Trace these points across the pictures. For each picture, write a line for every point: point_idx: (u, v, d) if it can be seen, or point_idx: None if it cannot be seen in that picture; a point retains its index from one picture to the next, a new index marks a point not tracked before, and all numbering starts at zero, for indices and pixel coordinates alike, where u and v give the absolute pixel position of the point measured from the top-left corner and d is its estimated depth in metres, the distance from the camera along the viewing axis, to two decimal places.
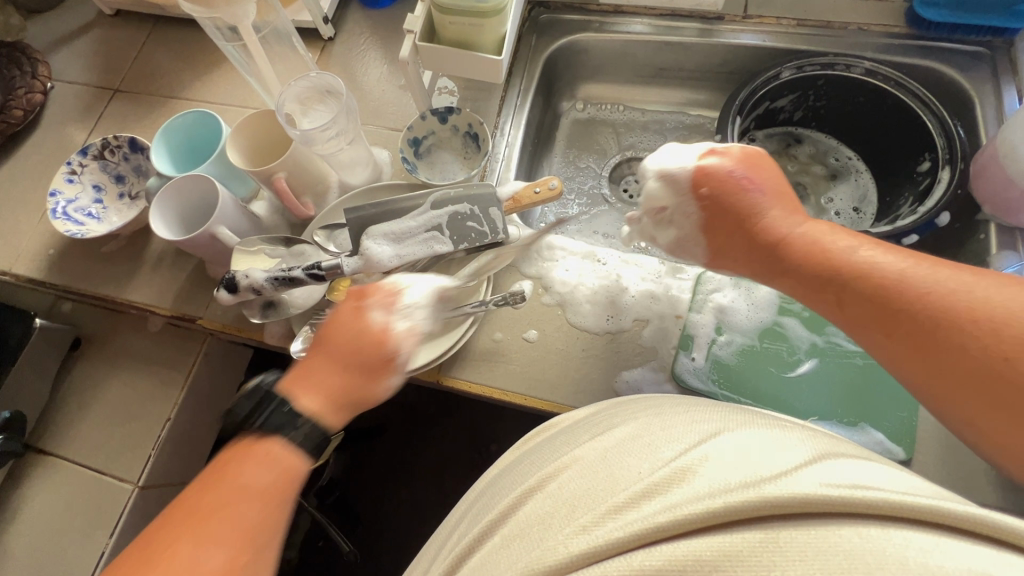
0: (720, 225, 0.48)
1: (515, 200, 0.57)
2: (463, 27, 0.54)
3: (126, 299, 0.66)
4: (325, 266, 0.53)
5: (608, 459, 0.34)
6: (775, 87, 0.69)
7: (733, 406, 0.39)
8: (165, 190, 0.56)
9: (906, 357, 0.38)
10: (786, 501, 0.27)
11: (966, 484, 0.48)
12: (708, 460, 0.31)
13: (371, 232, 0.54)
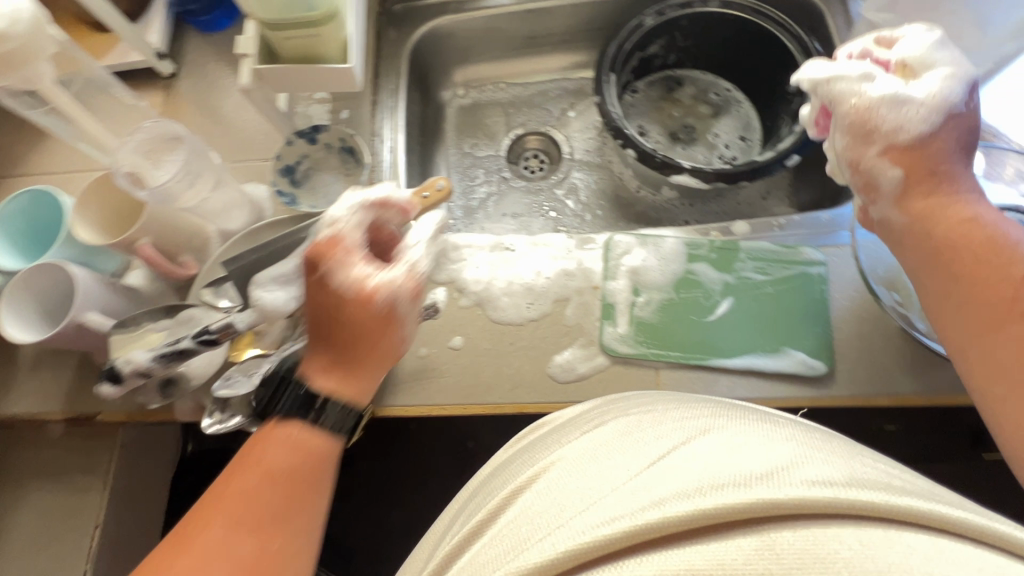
0: (936, 145, 0.43)
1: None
2: (300, 40, 0.49)
3: (9, 413, 0.59)
4: (215, 328, 0.48)
5: (601, 461, 0.36)
6: (641, 36, 0.68)
7: (722, 404, 0.41)
8: (11, 289, 0.49)
9: (970, 320, 0.40)
10: (782, 500, 0.28)
11: (884, 380, 0.51)
12: (698, 456, 0.33)
13: (258, 280, 0.50)
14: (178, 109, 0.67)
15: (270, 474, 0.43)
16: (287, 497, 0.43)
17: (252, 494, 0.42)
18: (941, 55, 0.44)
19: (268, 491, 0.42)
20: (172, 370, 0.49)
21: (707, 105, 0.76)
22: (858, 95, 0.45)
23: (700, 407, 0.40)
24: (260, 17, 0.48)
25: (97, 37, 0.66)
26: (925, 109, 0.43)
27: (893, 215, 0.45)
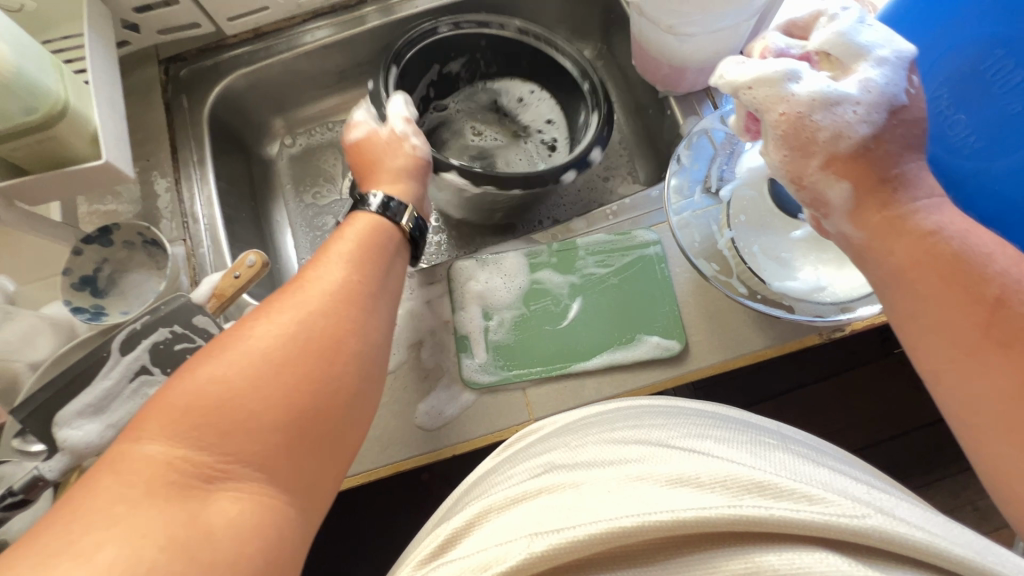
0: (882, 149, 0.39)
1: (218, 295, 0.50)
2: (36, 147, 0.44)
3: None
4: (15, 487, 0.43)
5: (587, 478, 0.31)
6: (425, 56, 0.64)
7: (716, 417, 0.38)
8: None
9: (946, 345, 0.35)
10: (781, 522, 0.26)
11: (736, 341, 0.51)
12: (692, 471, 0.29)
13: (58, 420, 0.45)
14: None
15: (318, 289, 0.40)
16: (321, 316, 0.38)
17: (281, 326, 0.37)
18: (859, 38, 0.38)
19: (303, 330, 0.37)
20: None
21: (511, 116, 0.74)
22: (786, 101, 0.38)
23: (691, 419, 0.37)
24: None
25: None
26: (862, 107, 0.38)
27: (849, 225, 0.40)
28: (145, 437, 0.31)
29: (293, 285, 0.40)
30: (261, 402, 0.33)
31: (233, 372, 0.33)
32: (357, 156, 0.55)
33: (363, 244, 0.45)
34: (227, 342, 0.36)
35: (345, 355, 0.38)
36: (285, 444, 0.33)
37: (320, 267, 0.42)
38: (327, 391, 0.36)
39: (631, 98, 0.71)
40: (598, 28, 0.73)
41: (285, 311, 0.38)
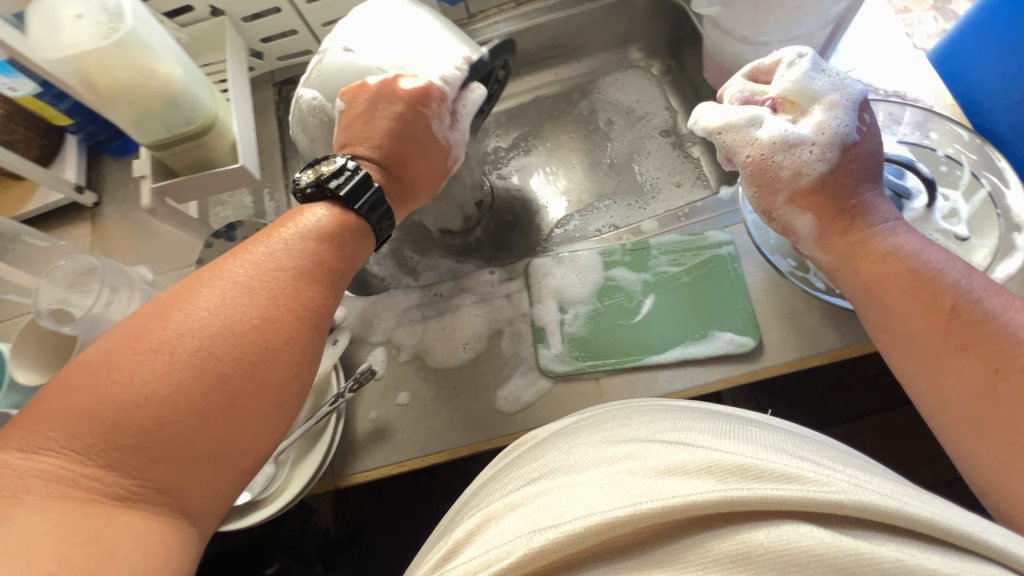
0: (838, 182, 0.44)
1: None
2: (189, 152, 0.52)
3: None
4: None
5: (570, 485, 0.31)
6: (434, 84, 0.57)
7: (703, 410, 0.38)
8: None
9: (913, 351, 0.39)
10: (751, 504, 0.26)
11: (812, 339, 0.52)
12: (666, 471, 0.29)
13: None
14: (107, 235, 0.69)
15: (265, 289, 0.39)
16: (257, 321, 0.37)
17: (213, 328, 0.36)
18: (815, 82, 0.44)
19: (231, 334, 0.36)
20: None
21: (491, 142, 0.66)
22: (751, 144, 0.45)
23: (672, 415, 0.37)
24: (145, 142, 0.51)
25: (16, 186, 0.69)
26: (817, 147, 0.43)
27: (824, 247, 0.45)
28: (62, 445, 0.31)
29: (237, 276, 0.39)
30: (183, 412, 0.33)
31: (150, 378, 0.33)
32: (407, 121, 0.48)
33: (324, 239, 0.43)
34: (153, 337, 0.35)
35: (284, 376, 0.37)
36: (200, 460, 0.34)
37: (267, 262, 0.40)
38: (243, 408, 0.35)
39: None
40: (670, 44, 0.76)
41: (220, 307, 0.37)
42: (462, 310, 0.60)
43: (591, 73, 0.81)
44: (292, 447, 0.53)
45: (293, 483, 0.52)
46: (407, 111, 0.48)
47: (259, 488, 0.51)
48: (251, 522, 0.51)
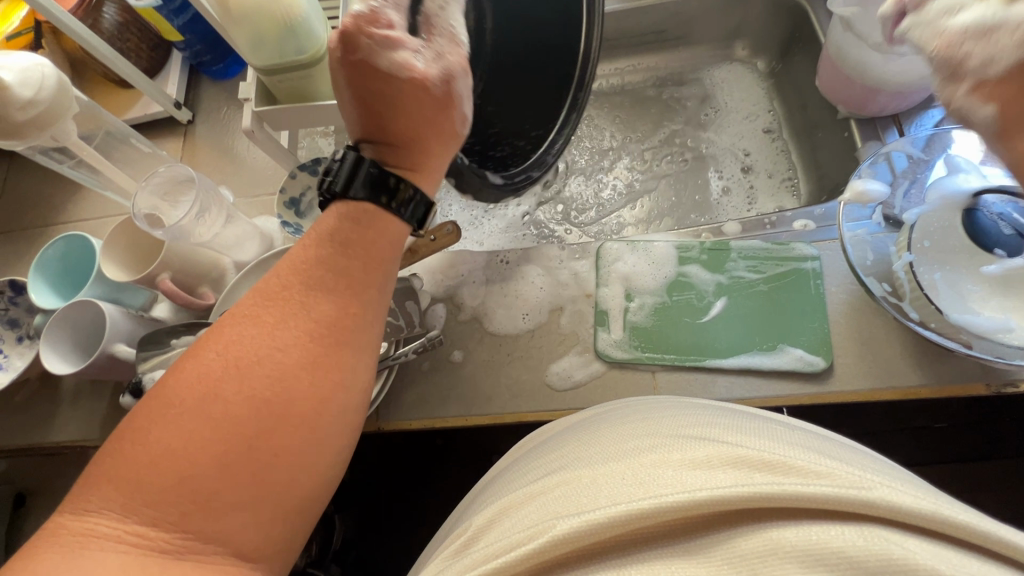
0: None
1: (412, 251, 0.56)
2: (294, 82, 0.54)
3: (53, 439, 0.64)
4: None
5: (591, 478, 0.31)
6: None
7: (731, 412, 0.38)
8: (49, 325, 0.54)
9: None
10: (779, 499, 0.26)
11: (889, 371, 0.49)
12: (694, 461, 0.30)
13: None
14: (197, 153, 0.72)
15: (283, 326, 0.36)
16: (265, 352, 0.35)
17: (229, 373, 0.34)
18: None
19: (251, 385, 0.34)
20: None
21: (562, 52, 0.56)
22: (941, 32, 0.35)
23: (705, 413, 0.38)
24: (257, 65, 0.52)
25: (123, 93, 0.73)
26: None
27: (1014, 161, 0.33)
28: (118, 510, 0.31)
29: (252, 314, 0.36)
30: (208, 467, 0.32)
31: (166, 437, 0.32)
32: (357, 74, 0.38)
33: (347, 247, 0.38)
34: (167, 398, 0.33)
35: (313, 413, 0.35)
36: (237, 506, 0.32)
37: (285, 295, 0.37)
38: (270, 449, 0.33)
39: (803, 119, 0.70)
40: (779, 44, 0.73)
41: (239, 347, 0.35)
42: (529, 280, 0.59)
43: (688, 64, 0.78)
44: None
45: None
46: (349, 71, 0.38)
47: None
48: None
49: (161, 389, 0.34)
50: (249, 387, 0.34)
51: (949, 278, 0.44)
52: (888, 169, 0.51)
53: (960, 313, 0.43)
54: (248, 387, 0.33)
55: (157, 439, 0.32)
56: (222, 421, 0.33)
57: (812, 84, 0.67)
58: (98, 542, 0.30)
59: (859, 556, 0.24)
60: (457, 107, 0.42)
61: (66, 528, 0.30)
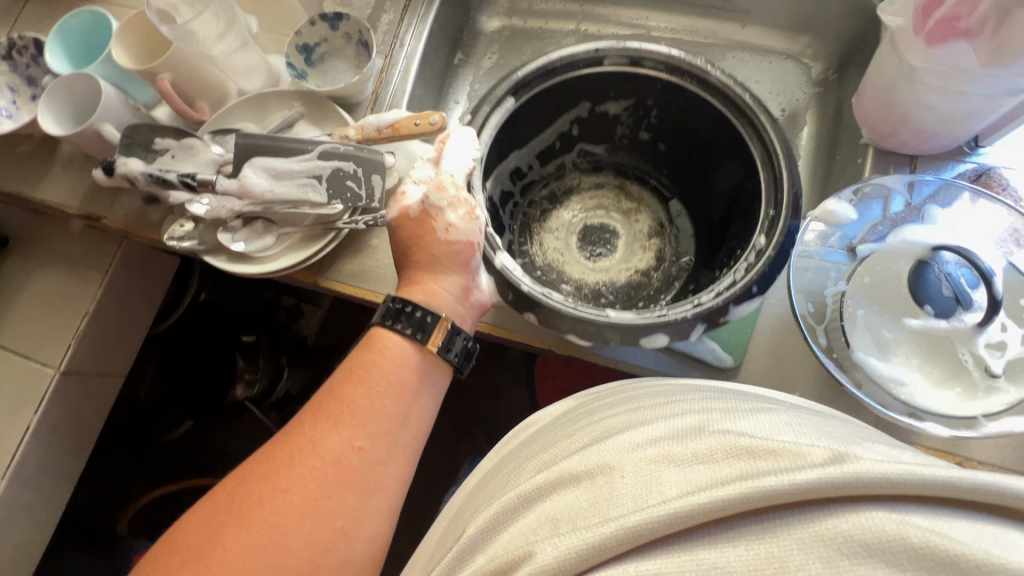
0: None
1: (394, 128, 0.57)
2: None
3: (41, 197, 0.69)
4: (198, 178, 0.55)
5: (599, 476, 0.33)
6: (529, 147, 0.62)
7: (713, 389, 0.41)
8: (51, 85, 0.58)
9: None
10: (788, 494, 0.27)
11: (786, 390, 0.50)
12: (695, 457, 0.31)
13: (252, 161, 0.55)
14: None
15: (307, 464, 0.43)
16: (333, 451, 0.44)
17: (256, 518, 0.41)
18: None
19: (268, 513, 0.41)
20: (154, 189, 0.56)
21: (728, 161, 0.55)
22: None
23: (697, 393, 0.40)
24: None
25: None
26: None
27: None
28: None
29: (280, 462, 0.44)
30: (280, 566, 0.40)
31: (229, 554, 0.40)
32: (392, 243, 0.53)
33: (393, 370, 0.47)
34: (230, 525, 0.41)
35: (348, 471, 0.44)
36: (320, 550, 0.42)
37: (327, 425, 0.45)
38: (333, 509, 0.43)
39: (832, 137, 0.67)
40: (841, 53, 0.69)
41: (252, 494, 0.42)
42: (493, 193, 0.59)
43: (743, 46, 0.74)
44: (296, 233, 0.58)
45: (278, 261, 0.58)
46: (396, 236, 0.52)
47: (254, 247, 0.58)
48: (238, 268, 0.58)
49: (229, 486, 0.44)
50: (316, 471, 0.43)
51: (869, 318, 0.45)
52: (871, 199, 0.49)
53: (861, 348, 0.44)
54: (310, 488, 0.43)
55: (227, 551, 0.40)
56: (292, 509, 0.42)
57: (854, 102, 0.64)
58: None
59: (854, 537, 0.26)
60: (436, 216, 0.49)
61: None
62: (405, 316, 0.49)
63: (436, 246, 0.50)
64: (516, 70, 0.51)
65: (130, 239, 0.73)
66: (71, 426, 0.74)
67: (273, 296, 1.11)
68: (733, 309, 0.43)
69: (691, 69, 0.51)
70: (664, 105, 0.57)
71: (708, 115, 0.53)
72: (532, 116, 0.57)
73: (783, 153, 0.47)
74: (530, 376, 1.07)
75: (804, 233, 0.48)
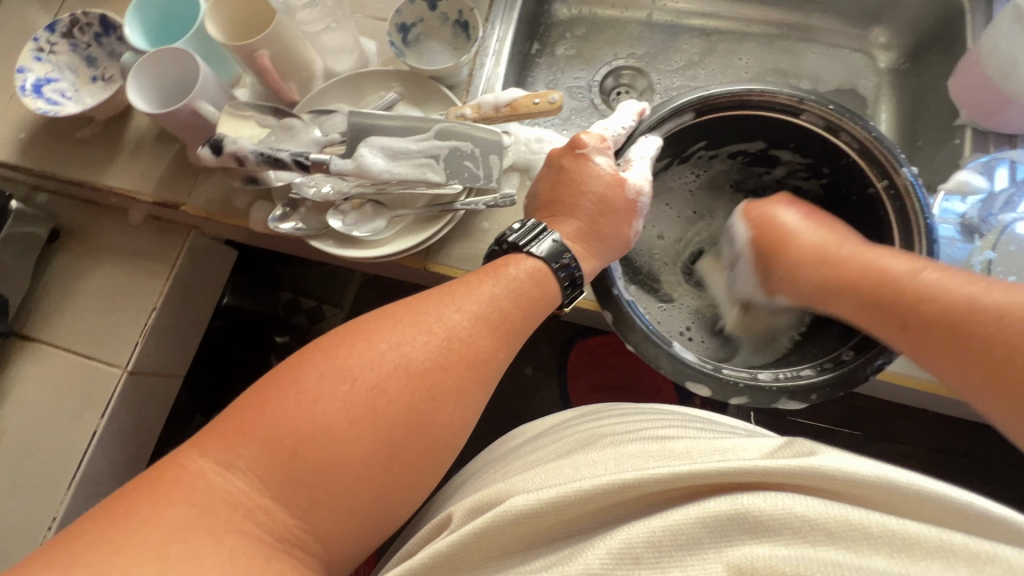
0: None
1: (513, 107, 0.56)
2: None
3: (105, 185, 0.64)
4: (311, 157, 0.51)
5: (593, 459, 0.34)
6: (686, 156, 0.61)
7: (712, 419, 0.43)
8: (140, 62, 0.54)
9: None
10: (755, 474, 0.29)
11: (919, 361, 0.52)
12: (692, 450, 0.33)
13: (369, 141, 0.53)
14: None
15: (456, 343, 0.40)
16: (449, 334, 0.40)
17: (401, 375, 0.37)
18: None
19: (414, 380, 0.37)
20: (262, 170, 0.53)
21: (867, 246, 0.54)
22: None
23: (698, 419, 0.42)
24: None
25: None
26: None
27: (879, 263, 0.43)
28: (245, 465, 0.33)
29: (436, 325, 0.40)
30: (361, 439, 0.35)
31: (329, 410, 0.34)
32: (575, 170, 0.50)
33: (538, 282, 0.45)
34: (338, 363, 0.36)
35: (473, 353, 0.40)
36: (394, 445, 0.36)
37: (450, 301, 0.42)
38: (435, 407, 0.38)
39: (910, 126, 0.69)
40: (914, 43, 0.71)
41: (402, 348, 0.38)
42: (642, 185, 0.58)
43: (815, 36, 0.76)
44: (409, 216, 0.56)
45: (392, 245, 0.55)
46: (565, 157, 0.51)
47: (366, 232, 0.55)
48: (346, 253, 0.55)
49: (327, 334, 0.40)
50: (428, 344, 0.39)
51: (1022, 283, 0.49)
52: (1003, 171, 0.53)
53: None
54: (424, 352, 0.38)
55: (317, 395, 0.35)
56: (394, 373, 0.37)
57: (939, 91, 0.66)
58: (268, 426, 0.34)
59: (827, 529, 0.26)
60: (627, 186, 0.50)
61: (258, 420, 0.34)
62: (565, 261, 0.46)
63: (618, 234, 0.50)
64: (710, 88, 0.51)
65: (198, 231, 0.69)
66: (131, 430, 0.69)
67: (290, 299, 1.09)
68: (785, 400, 0.46)
69: (885, 163, 0.48)
70: (837, 180, 0.56)
71: (872, 202, 0.52)
72: (699, 135, 0.57)
73: (928, 238, 0.46)
74: (563, 371, 1.05)
75: (943, 208, 0.53)
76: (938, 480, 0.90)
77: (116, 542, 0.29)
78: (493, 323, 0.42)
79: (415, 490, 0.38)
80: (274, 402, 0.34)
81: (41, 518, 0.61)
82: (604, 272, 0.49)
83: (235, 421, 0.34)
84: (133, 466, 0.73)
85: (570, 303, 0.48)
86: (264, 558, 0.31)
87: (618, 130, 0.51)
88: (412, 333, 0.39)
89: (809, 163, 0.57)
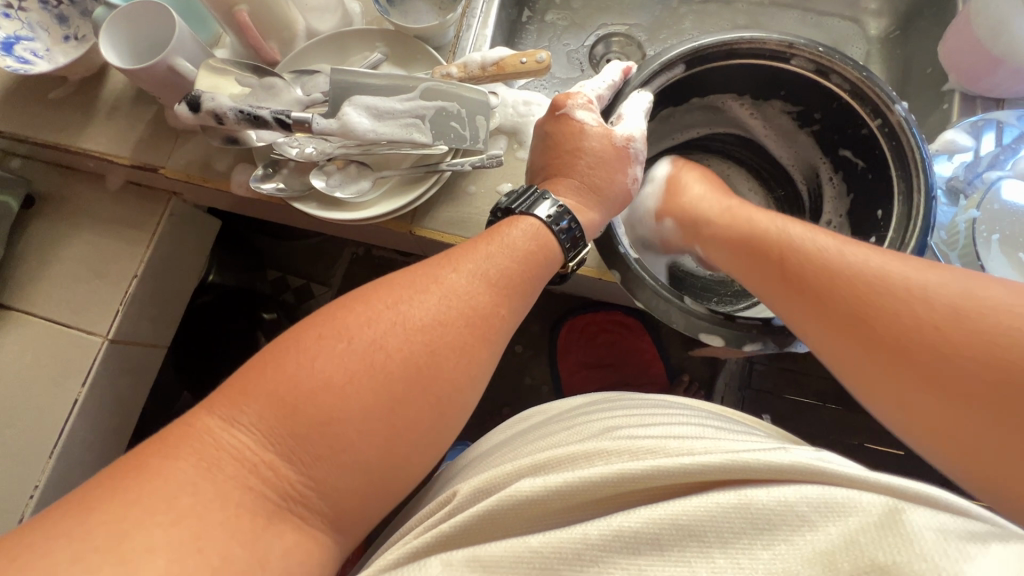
0: None
1: (500, 66, 0.56)
2: None
3: (81, 147, 0.62)
4: (293, 115, 0.50)
5: (588, 448, 0.34)
6: (678, 109, 0.61)
7: (717, 413, 0.43)
8: (113, 16, 0.52)
9: None
10: (754, 467, 0.29)
11: None
12: (692, 443, 0.33)
13: (353, 100, 0.52)
14: None
15: (455, 301, 0.39)
16: (447, 296, 0.39)
17: (401, 333, 0.36)
18: None
19: (413, 335, 0.37)
20: (243, 129, 0.52)
21: (863, 190, 0.55)
22: None
23: (698, 413, 0.41)
24: None
25: None
26: None
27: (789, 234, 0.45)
28: (249, 422, 0.32)
29: (433, 285, 0.39)
30: (362, 398, 0.34)
31: (328, 368, 0.34)
32: (558, 132, 0.49)
33: (533, 237, 0.45)
34: (335, 325, 0.36)
35: (476, 317, 0.39)
36: (397, 405, 0.35)
37: (445, 266, 0.41)
38: (436, 372, 0.37)
39: (899, 92, 0.69)
40: (905, 9, 0.70)
41: (400, 308, 0.37)
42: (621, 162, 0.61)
43: (807, 3, 0.75)
44: (394, 178, 0.55)
45: (377, 207, 0.54)
46: (547, 121, 0.50)
47: (351, 194, 0.54)
48: (329, 214, 0.54)
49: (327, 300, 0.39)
50: (425, 304, 0.38)
51: (1005, 242, 0.49)
52: (989, 134, 0.53)
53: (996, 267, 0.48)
54: (421, 311, 0.38)
55: (316, 355, 0.34)
56: (392, 330, 0.36)
57: (929, 56, 0.66)
58: (270, 386, 0.33)
59: (816, 518, 0.27)
60: (617, 137, 0.49)
61: (264, 380, 0.33)
62: (567, 224, 0.46)
63: (613, 183, 0.49)
64: (700, 39, 0.50)
65: (179, 197, 0.67)
66: (113, 400, 0.68)
67: (278, 277, 1.07)
68: (800, 340, 0.47)
69: (877, 101, 0.48)
70: (829, 125, 0.56)
71: (867, 144, 0.52)
72: (690, 89, 0.57)
73: (925, 175, 0.46)
74: (552, 347, 1.04)
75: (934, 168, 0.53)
76: (921, 452, 0.91)
77: (126, 491, 0.28)
78: (492, 280, 0.41)
79: (421, 445, 0.36)
80: (276, 361, 0.34)
81: (22, 487, 0.61)
82: (609, 228, 0.50)
83: (239, 385, 0.34)
84: (117, 438, 0.72)
85: (573, 260, 0.48)
86: (267, 517, 0.31)
87: (600, 88, 0.51)
88: (411, 289, 0.39)
89: (798, 109, 0.57)
